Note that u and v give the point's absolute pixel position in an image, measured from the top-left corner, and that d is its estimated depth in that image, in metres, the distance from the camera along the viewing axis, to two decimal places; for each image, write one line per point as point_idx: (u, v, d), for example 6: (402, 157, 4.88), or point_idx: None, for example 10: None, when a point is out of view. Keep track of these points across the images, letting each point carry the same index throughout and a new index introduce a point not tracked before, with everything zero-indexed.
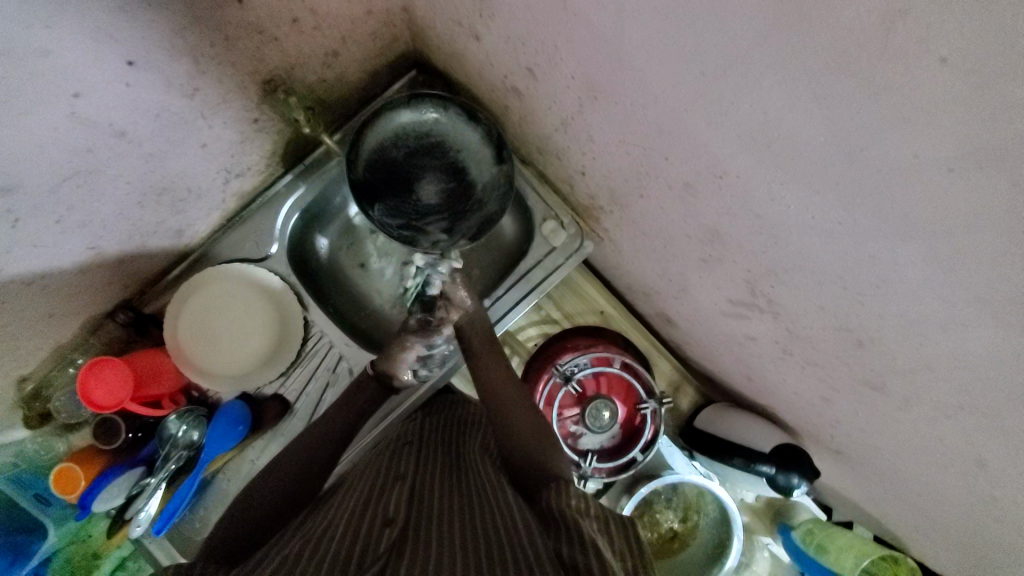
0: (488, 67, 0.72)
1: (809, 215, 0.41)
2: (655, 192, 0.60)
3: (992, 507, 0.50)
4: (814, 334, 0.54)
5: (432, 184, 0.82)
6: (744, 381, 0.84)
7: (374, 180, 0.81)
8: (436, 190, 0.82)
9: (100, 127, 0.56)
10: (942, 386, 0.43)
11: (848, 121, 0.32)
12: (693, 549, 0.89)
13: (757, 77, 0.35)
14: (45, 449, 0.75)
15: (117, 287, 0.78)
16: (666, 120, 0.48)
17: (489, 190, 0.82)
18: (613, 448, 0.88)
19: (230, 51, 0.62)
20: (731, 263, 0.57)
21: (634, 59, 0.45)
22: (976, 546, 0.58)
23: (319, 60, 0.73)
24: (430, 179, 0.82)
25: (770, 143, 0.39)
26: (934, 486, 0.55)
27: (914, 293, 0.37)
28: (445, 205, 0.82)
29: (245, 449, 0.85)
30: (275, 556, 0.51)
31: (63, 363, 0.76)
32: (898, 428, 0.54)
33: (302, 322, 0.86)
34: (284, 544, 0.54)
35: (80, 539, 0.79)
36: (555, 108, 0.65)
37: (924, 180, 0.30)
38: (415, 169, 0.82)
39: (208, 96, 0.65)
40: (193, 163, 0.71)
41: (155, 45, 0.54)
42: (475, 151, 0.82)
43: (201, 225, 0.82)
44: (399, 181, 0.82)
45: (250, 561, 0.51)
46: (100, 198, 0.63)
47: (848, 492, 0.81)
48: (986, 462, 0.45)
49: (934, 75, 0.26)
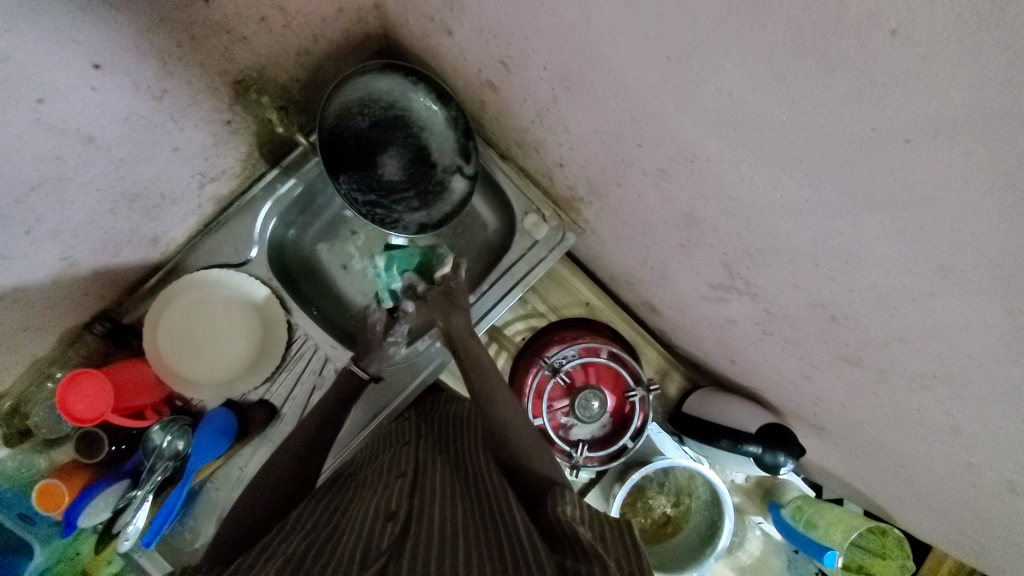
0: (462, 62, 0.72)
1: (778, 194, 0.42)
2: (631, 179, 0.61)
3: (968, 472, 0.51)
4: (791, 313, 0.55)
5: (396, 167, 0.82)
6: (728, 364, 0.85)
7: (339, 154, 0.81)
8: (387, 172, 0.82)
9: (66, 133, 0.55)
10: (915, 355, 0.44)
11: (809, 97, 0.32)
12: (686, 532, 0.90)
13: (720, 60, 0.36)
14: (27, 466, 0.73)
15: (93, 298, 0.77)
16: (636, 107, 0.48)
17: (451, 172, 0.83)
18: (603, 437, 0.89)
19: (198, 51, 0.61)
20: (708, 247, 0.58)
21: (602, 46, 0.45)
22: (956, 511, 0.60)
23: (291, 60, 0.72)
24: (393, 155, 0.82)
25: (737, 125, 0.39)
26: (915, 456, 0.57)
27: (882, 266, 0.38)
28: (414, 184, 0.83)
29: (233, 457, 0.83)
30: (273, 553, 0.51)
31: (40, 378, 0.75)
32: (875, 401, 0.55)
33: (286, 327, 0.85)
34: (284, 542, 0.53)
35: (68, 557, 0.74)
36: (529, 100, 0.66)
37: (884, 153, 0.31)
38: (386, 141, 0.81)
39: (177, 97, 0.63)
40: (165, 168, 0.70)
41: (119, 47, 0.53)
42: (439, 134, 0.82)
43: (176, 231, 0.81)
44: (363, 154, 0.81)
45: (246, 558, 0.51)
46: (70, 206, 0.61)
47: (834, 468, 0.83)
48: (960, 428, 0.47)
49: (888, 47, 0.27)
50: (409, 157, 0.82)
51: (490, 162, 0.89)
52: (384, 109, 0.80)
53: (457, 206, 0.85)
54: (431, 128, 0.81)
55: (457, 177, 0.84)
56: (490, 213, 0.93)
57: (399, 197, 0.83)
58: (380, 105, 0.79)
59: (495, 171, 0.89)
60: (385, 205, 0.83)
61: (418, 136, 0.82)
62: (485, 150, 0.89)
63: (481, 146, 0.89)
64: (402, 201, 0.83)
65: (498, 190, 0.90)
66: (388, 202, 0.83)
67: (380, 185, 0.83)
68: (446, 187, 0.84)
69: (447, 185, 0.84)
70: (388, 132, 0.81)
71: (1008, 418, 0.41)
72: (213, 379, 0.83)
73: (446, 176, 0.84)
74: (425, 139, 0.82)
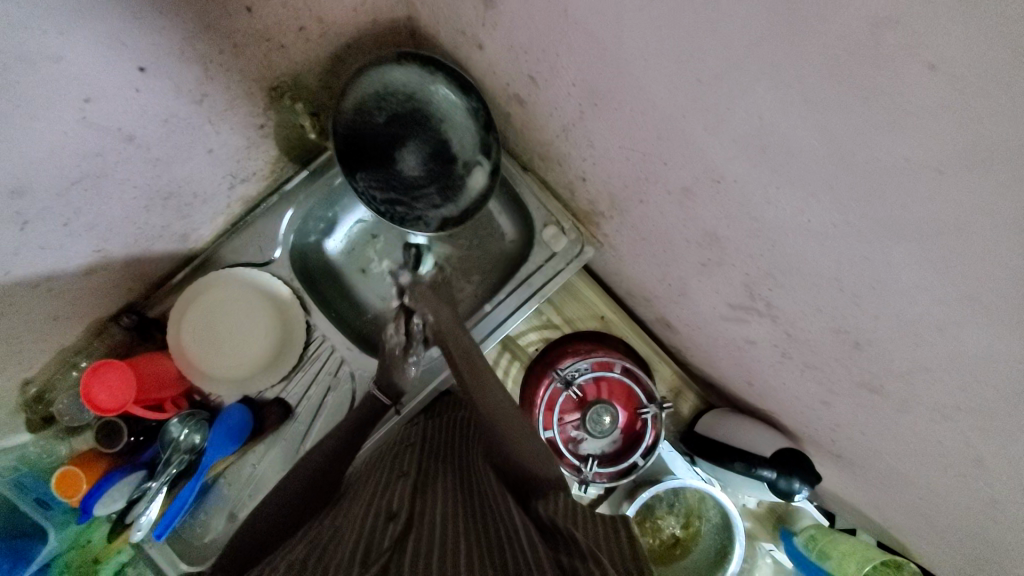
0: (490, 75, 0.73)
1: (805, 218, 0.42)
2: (654, 196, 0.61)
3: (993, 511, 0.49)
4: (812, 337, 0.55)
5: (414, 161, 0.81)
6: (743, 385, 0.84)
7: (356, 149, 0.79)
8: (406, 168, 0.81)
9: (108, 131, 0.57)
10: (941, 387, 0.43)
11: (841, 124, 0.32)
12: (694, 555, 0.88)
13: (752, 84, 0.36)
14: (49, 453, 0.75)
15: (122, 290, 0.79)
16: (664, 126, 0.49)
17: (471, 165, 0.82)
18: (613, 453, 0.88)
19: (237, 58, 0.63)
20: (730, 267, 0.58)
21: (633, 64, 0.46)
22: (978, 550, 0.58)
23: (324, 68, 0.74)
24: (412, 149, 0.81)
25: (766, 148, 0.39)
26: (937, 490, 0.55)
27: (909, 294, 0.38)
28: (433, 179, 0.82)
29: (247, 455, 0.85)
30: (279, 561, 0.52)
31: (66, 366, 0.76)
32: (896, 431, 0.54)
33: (304, 327, 0.87)
34: (288, 550, 0.54)
35: (80, 544, 0.76)
36: (556, 115, 0.66)
37: (916, 182, 0.31)
38: (404, 135, 0.80)
39: (215, 101, 0.66)
40: (199, 168, 0.72)
41: (164, 52, 0.55)
42: (459, 127, 0.80)
43: (205, 229, 0.83)
44: (381, 149, 0.80)
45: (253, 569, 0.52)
46: (107, 201, 0.64)
47: (850, 498, 0.81)
48: (985, 464, 0.45)
49: (923, 80, 0.27)
50: (427, 151, 0.81)
51: (512, 172, 0.90)
52: (403, 102, 0.78)
53: (478, 201, 0.83)
54: (451, 121, 0.79)
55: (477, 170, 0.82)
56: (509, 222, 0.93)
57: (419, 193, 0.82)
58: (397, 99, 0.78)
59: (516, 182, 0.90)
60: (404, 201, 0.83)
61: (436, 129, 0.80)
62: (508, 161, 0.90)
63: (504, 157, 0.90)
64: (422, 196, 0.83)
65: (518, 200, 0.91)
66: (407, 197, 0.82)
67: (400, 180, 0.82)
68: (466, 181, 0.82)
69: (467, 179, 0.82)
70: (406, 126, 0.80)
71: None
72: (231, 375, 0.84)
73: (465, 171, 0.82)
74: (444, 132, 0.80)
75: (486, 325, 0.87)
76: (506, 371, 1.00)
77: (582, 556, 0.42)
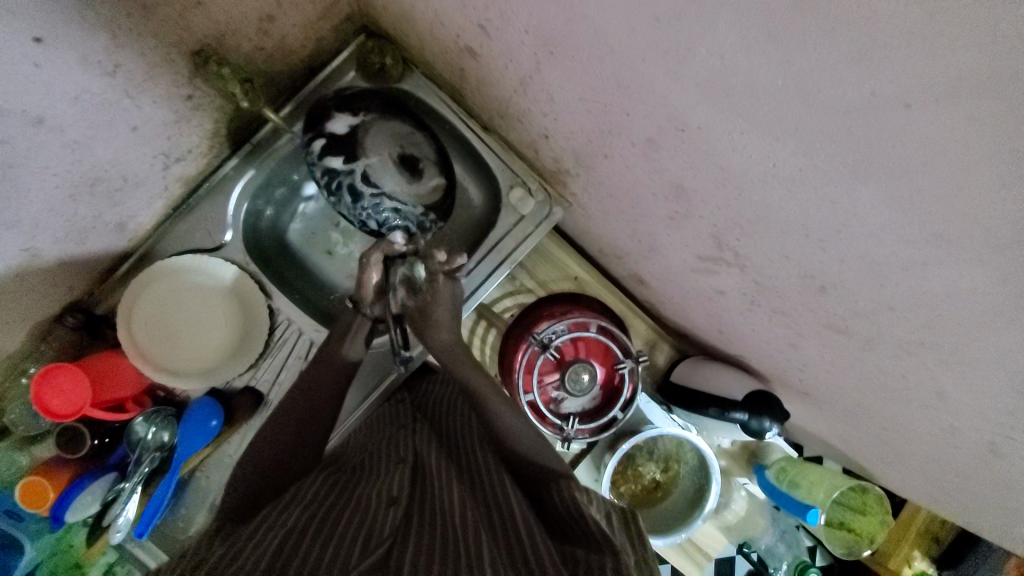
0: (438, 27, 0.68)
1: (770, 162, 0.41)
2: (618, 150, 0.59)
3: (951, 435, 0.53)
4: (779, 283, 0.55)
5: (391, 174, 0.79)
6: (715, 334, 0.86)
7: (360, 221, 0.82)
8: (403, 176, 0.80)
9: (12, 115, 0.50)
10: (904, 324, 0.44)
11: (807, 59, 0.31)
12: (674, 497, 0.93)
13: (712, 20, 0.34)
14: (8, 465, 0.71)
15: (62, 289, 0.73)
16: (624, 73, 0.46)
17: (322, 141, 0.78)
18: (593, 409, 0.90)
19: (150, 20, 0.56)
20: (697, 219, 0.57)
21: (587, 6, 0.42)
22: (935, 468, 0.62)
23: (253, 27, 0.67)
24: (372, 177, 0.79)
25: (730, 91, 0.38)
26: (898, 419, 0.58)
27: (874, 236, 0.38)
28: (377, 154, 0.78)
29: (223, 445, 0.82)
30: (275, 522, 0.52)
31: (14, 374, 0.72)
32: (860, 367, 0.56)
33: (267, 312, 0.82)
34: (284, 513, 0.54)
35: (62, 550, 0.74)
36: (512, 68, 0.63)
37: (885, 118, 0.30)
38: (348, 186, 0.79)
39: (132, 71, 0.59)
40: (125, 149, 0.66)
41: (63, 17, 0.48)
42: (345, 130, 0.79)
43: (143, 216, 0.77)
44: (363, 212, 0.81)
45: (243, 528, 0.51)
46: (24, 194, 0.58)
47: (817, 432, 0.85)
48: (944, 393, 0.48)
49: (892, 5, 0.25)
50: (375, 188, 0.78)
51: (472, 134, 0.86)
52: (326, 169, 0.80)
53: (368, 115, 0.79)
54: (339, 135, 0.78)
55: (332, 123, 0.78)
56: (473, 188, 0.91)
57: (404, 148, 0.80)
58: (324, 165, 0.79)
59: (478, 144, 0.87)
60: (430, 160, 0.82)
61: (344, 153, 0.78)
62: (466, 122, 0.86)
63: (463, 117, 0.86)
64: (407, 140, 0.80)
65: (482, 162, 0.88)
66: (425, 163, 0.81)
67: (425, 181, 0.82)
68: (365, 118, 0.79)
69: (344, 132, 0.78)
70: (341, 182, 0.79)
71: (992, 382, 0.41)
72: (195, 368, 0.81)
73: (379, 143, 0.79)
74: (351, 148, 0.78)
75: (458, 296, 0.85)
76: (483, 339, 1.00)
77: (596, 546, 0.43)
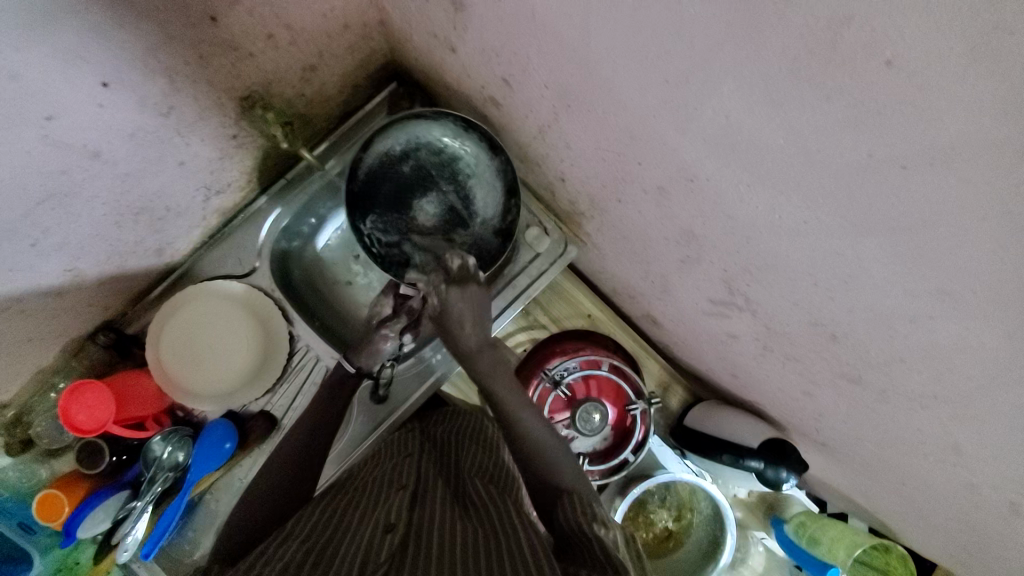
0: (465, 78, 0.73)
1: (776, 214, 0.42)
2: (631, 196, 0.61)
3: (973, 495, 0.50)
4: (790, 330, 0.55)
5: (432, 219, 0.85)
6: (729, 378, 0.85)
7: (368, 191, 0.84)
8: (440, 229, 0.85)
9: (73, 148, 0.55)
10: (917, 376, 0.44)
11: (806, 122, 0.33)
12: (687, 547, 0.89)
13: (718, 85, 0.36)
14: (28, 477, 0.74)
15: (99, 308, 0.77)
16: (636, 126, 0.49)
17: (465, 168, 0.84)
18: (604, 449, 0.88)
19: (204, 69, 0.62)
20: (708, 263, 0.59)
21: (603, 68, 0.46)
22: (962, 531, 0.59)
23: (296, 76, 0.73)
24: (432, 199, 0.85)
25: (735, 147, 0.40)
26: (919, 475, 0.56)
27: (880, 287, 0.38)
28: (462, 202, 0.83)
29: (234, 468, 0.82)
30: (272, 561, 0.50)
31: (44, 388, 0.76)
32: (876, 419, 0.55)
33: (288, 338, 0.85)
34: (282, 549, 0.53)
35: (69, 566, 0.75)
36: (532, 117, 0.66)
37: (884, 177, 0.31)
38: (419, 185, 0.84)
39: (183, 113, 0.65)
40: (170, 181, 0.71)
41: (130, 66, 0.54)
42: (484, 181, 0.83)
43: (180, 243, 0.82)
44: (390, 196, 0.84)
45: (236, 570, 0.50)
46: (76, 219, 0.62)
47: (838, 485, 0.82)
48: (962, 449, 0.46)
49: (882, 77, 0.27)
50: (387, 204, 0.84)
51: None
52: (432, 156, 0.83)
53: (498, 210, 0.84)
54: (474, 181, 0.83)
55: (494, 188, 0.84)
56: None
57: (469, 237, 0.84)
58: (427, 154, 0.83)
59: None
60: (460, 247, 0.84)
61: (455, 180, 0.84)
62: None
63: None
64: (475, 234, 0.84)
65: None
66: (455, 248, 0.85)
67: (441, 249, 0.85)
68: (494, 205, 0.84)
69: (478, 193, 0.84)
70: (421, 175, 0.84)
71: (1012, 441, 0.40)
72: (214, 390, 0.83)
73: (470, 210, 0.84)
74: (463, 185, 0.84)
75: None
76: None
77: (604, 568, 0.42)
